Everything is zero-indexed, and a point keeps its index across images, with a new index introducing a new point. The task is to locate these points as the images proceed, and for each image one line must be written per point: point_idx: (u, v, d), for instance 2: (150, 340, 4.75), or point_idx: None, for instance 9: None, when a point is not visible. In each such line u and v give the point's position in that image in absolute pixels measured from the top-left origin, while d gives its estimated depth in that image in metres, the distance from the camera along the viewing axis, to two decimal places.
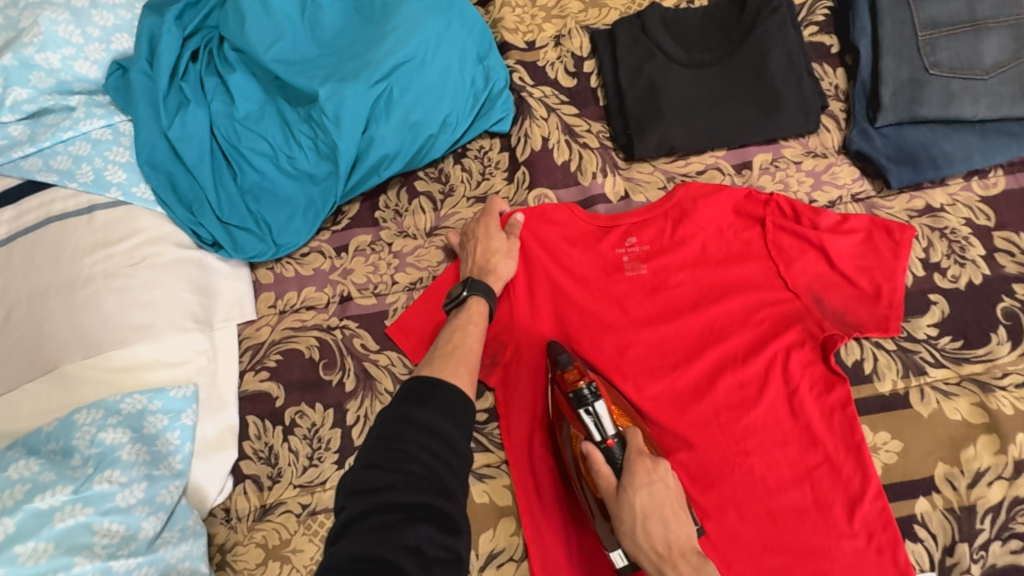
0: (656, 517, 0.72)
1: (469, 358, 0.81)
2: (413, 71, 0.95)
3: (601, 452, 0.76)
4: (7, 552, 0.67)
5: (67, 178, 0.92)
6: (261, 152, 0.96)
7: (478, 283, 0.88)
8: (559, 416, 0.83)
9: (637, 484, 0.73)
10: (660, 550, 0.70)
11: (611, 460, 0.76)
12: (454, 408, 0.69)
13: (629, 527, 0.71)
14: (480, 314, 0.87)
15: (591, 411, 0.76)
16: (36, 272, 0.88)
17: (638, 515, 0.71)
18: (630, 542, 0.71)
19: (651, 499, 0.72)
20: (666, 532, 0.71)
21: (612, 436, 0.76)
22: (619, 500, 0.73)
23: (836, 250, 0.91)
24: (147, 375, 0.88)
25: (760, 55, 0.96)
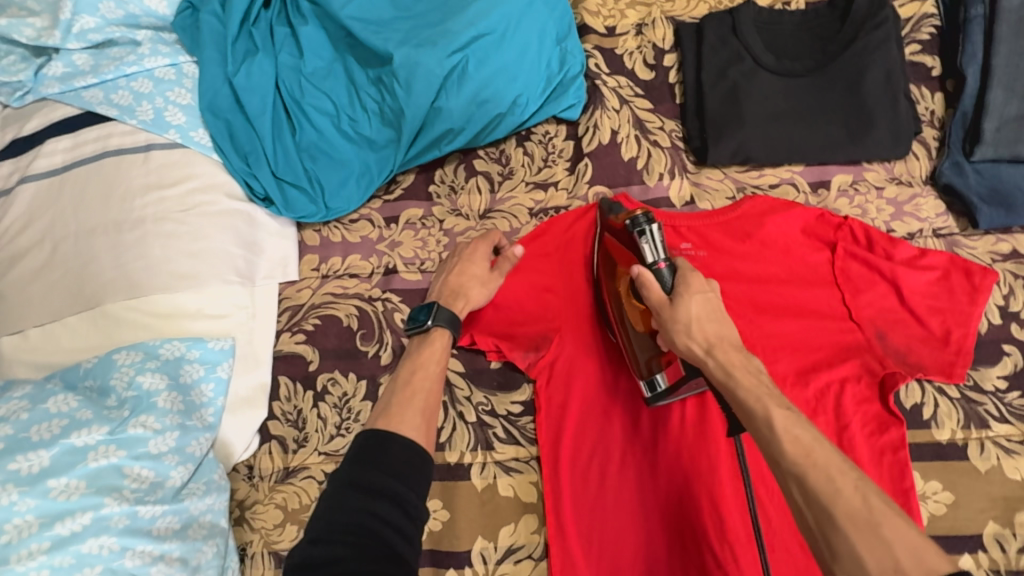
0: (710, 318, 0.72)
1: (429, 402, 0.77)
2: (491, 45, 0.91)
3: (652, 274, 0.76)
4: (40, 486, 0.67)
5: (127, 115, 0.90)
6: (323, 110, 0.94)
7: (444, 310, 0.84)
8: (610, 253, 0.87)
9: (693, 290, 0.73)
10: (711, 340, 0.70)
11: (662, 283, 0.75)
12: (412, 462, 0.68)
13: (683, 325, 0.71)
14: (444, 344, 0.84)
15: (644, 233, 0.78)
16: (86, 207, 0.87)
17: (693, 313, 0.71)
18: (681, 338, 0.72)
19: (706, 305, 0.72)
20: (720, 330, 0.71)
21: (662, 261, 0.77)
22: (674, 307, 0.72)
23: (909, 286, 0.87)
24: (188, 324, 0.86)
25: (855, 72, 0.91)
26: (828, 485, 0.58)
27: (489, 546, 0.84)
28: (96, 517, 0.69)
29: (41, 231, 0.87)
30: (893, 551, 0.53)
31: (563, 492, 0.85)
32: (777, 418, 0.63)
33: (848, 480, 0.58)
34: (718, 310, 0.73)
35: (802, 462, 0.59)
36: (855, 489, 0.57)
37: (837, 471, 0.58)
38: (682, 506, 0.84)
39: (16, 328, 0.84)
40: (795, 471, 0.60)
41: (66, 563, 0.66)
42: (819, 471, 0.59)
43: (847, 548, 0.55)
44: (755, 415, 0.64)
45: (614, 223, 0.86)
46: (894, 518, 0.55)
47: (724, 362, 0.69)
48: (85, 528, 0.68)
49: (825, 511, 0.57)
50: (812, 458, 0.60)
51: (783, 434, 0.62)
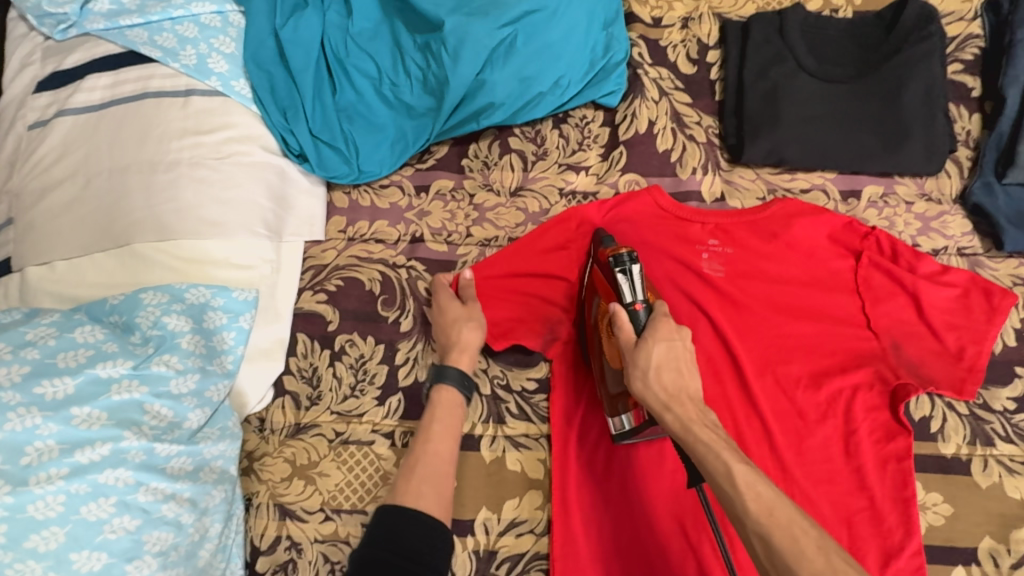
0: (669, 367, 0.73)
1: (437, 469, 0.75)
2: (541, 23, 0.92)
3: (627, 314, 0.77)
4: (64, 413, 0.68)
5: (169, 57, 0.90)
6: (366, 72, 0.94)
7: (450, 371, 0.82)
8: (593, 288, 0.86)
9: (659, 336, 0.74)
10: (669, 393, 0.71)
11: (635, 322, 0.77)
12: (428, 540, 0.66)
13: (640, 371, 0.73)
14: (451, 404, 0.81)
15: (624, 273, 0.80)
16: (121, 146, 0.87)
17: (652, 360, 0.73)
18: (639, 384, 0.73)
19: (667, 353, 0.73)
20: (677, 381, 0.72)
21: (640, 301, 0.79)
22: (637, 349, 0.74)
23: (929, 300, 0.88)
24: (214, 272, 0.87)
25: (897, 84, 0.92)
26: (794, 549, 0.59)
27: (492, 517, 0.86)
28: (115, 449, 0.69)
29: (74, 164, 0.87)
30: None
31: (570, 469, 0.86)
32: (738, 475, 0.64)
33: (810, 539, 0.60)
34: (679, 361, 0.73)
35: (766, 522, 0.61)
36: (816, 548, 0.59)
37: (800, 530, 0.61)
38: (686, 493, 0.85)
39: (44, 259, 0.84)
40: (758, 530, 0.62)
41: (82, 491, 0.67)
42: (782, 531, 0.61)
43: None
44: (716, 471, 0.66)
45: (602, 255, 0.86)
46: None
47: (681, 415, 0.69)
48: (103, 458, 0.69)
49: (789, 571, 0.59)
50: (774, 518, 0.62)
51: (746, 490, 0.63)
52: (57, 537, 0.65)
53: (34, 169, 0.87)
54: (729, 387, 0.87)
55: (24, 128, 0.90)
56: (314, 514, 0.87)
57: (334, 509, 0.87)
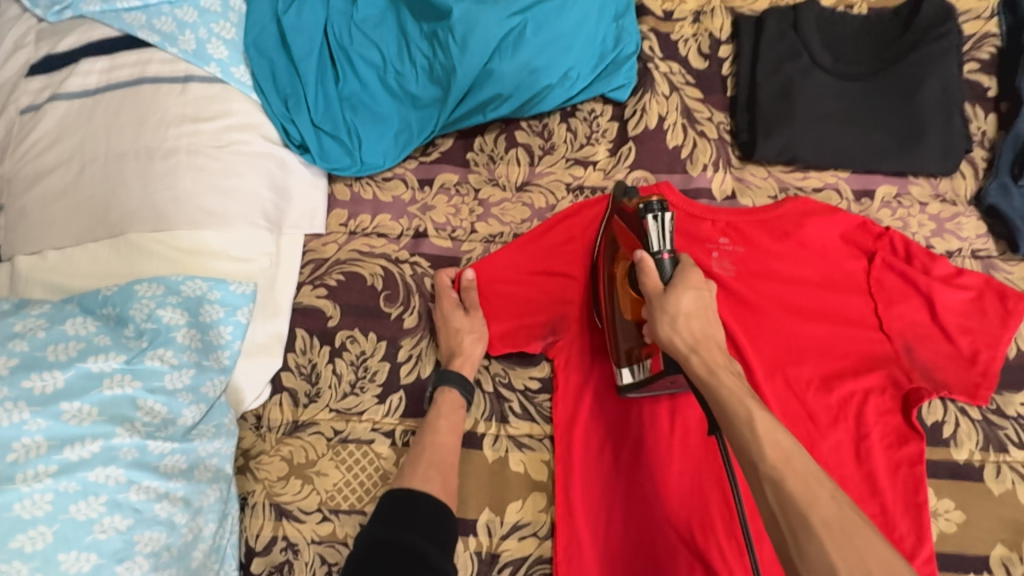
0: (698, 316, 0.70)
1: (444, 457, 0.81)
2: (551, 13, 0.89)
3: (653, 262, 0.74)
4: (53, 408, 0.65)
5: (168, 42, 0.87)
6: (370, 61, 0.92)
7: (451, 373, 0.85)
8: (615, 235, 0.83)
9: (688, 284, 0.71)
10: (696, 338, 0.69)
11: (661, 273, 0.74)
12: (433, 520, 0.74)
13: (669, 316, 0.70)
14: (455, 404, 0.85)
15: (655, 220, 0.76)
16: (116, 133, 0.84)
17: (682, 307, 0.70)
18: (666, 330, 0.70)
19: (697, 302, 0.71)
20: (705, 329, 0.70)
21: (666, 252, 0.75)
22: (666, 297, 0.71)
23: (943, 303, 0.86)
24: (211, 264, 0.84)
25: (914, 81, 0.90)
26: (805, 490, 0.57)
27: (495, 519, 0.83)
28: (106, 446, 0.67)
29: (68, 151, 0.84)
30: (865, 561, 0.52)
31: (575, 471, 0.84)
32: (760, 421, 0.61)
33: (824, 489, 0.57)
34: (707, 310, 0.71)
35: (781, 468, 0.59)
36: (831, 498, 0.57)
37: (817, 481, 0.58)
38: (694, 498, 0.83)
39: (35, 248, 0.81)
40: (771, 476, 0.59)
41: (71, 489, 0.65)
42: (797, 479, 0.58)
43: (819, 555, 0.53)
44: (736, 415, 0.63)
45: (627, 207, 0.82)
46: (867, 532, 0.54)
47: (707, 361, 0.67)
48: (93, 456, 0.66)
49: (802, 515, 0.56)
50: (790, 465, 0.59)
51: (765, 438, 0.60)
52: (44, 537, 0.62)
53: (26, 156, 0.85)
54: None
55: (16, 112, 0.87)
56: (311, 514, 0.84)
57: (333, 509, 0.85)
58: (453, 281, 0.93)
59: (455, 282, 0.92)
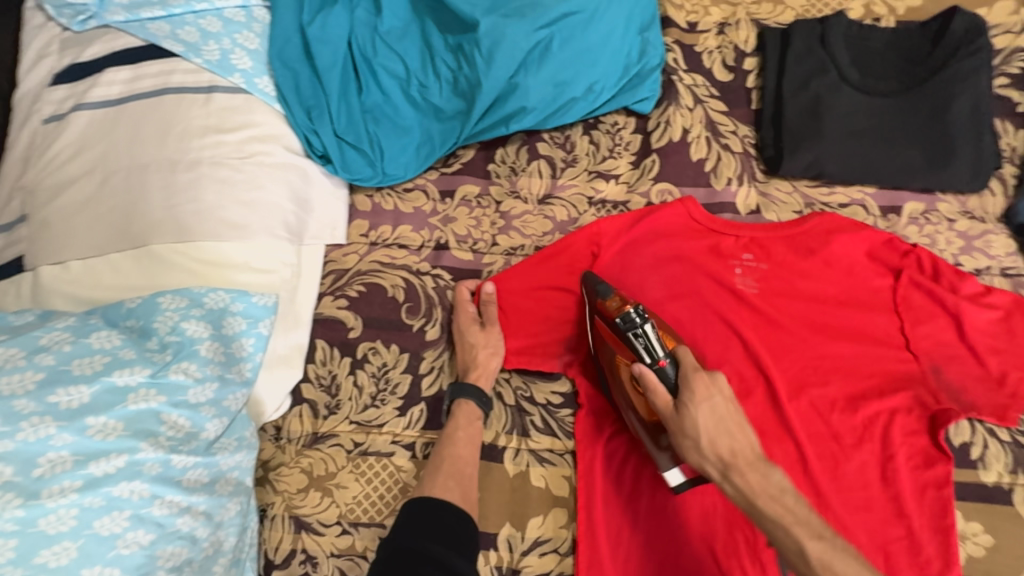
0: (719, 430, 0.70)
1: (462, 469, 0.80)
2: (578, 26, 0.89)
3: (654, 373, 0.74)
4: (79, 422, 0.65)
5: (192, 52, 0.87)
6: (393, 73, 0.91)
7: (468, 385, 0.85)
8: (605, 342, 0.82)
9: (697, 397, 0.71)
10: (726, 461, 0.68)
11: (664, 381, 0.74)
12: (454, 529, 0.74)
13: (690, 438, 0.70)
14: (471, 417, 0.84)
15: (640, 333, 0.75)
16: (140, 143, 0.84)
17: (701, 429, 0.69)
18: (693, 455, 0.70)
19: (713, 415, 0.70)
20: (732, 446, 0.69)
21: (664, 358, 0.75)
22: (679, 416, 0.71)
23: (971, 322, 0.85)
24: (233, 275, 0.84)
25: (943, 98, 0.89)
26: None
27: (516, 535, 0.83)
28: (131, 461, 0.67)
29: (91, 161, 0.84)
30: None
31: (596, 490, 0.83)
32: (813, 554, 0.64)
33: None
34: (727, 424, 0.70)
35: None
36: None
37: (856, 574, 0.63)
38: (718, 518, 0.81)
39: (58, 259, 0.81)
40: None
41: (95, 504, 0.64)
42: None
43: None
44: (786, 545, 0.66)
45: (605, 310, 0.80)
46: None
47: (742, 487, 0.68)
48: (118, 471, 0.66)
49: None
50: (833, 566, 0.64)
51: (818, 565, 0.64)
52: (68, 553, 0.62)
53: (49, 165, 0.84)
54: (761, 410, 0.84)
55: (40, 122, 0.87)
56: (330, 527, 0.84)
57: (352, 523, 0.84)
58: (472, 293, 0.92)
59: (475, 293, 0.92)
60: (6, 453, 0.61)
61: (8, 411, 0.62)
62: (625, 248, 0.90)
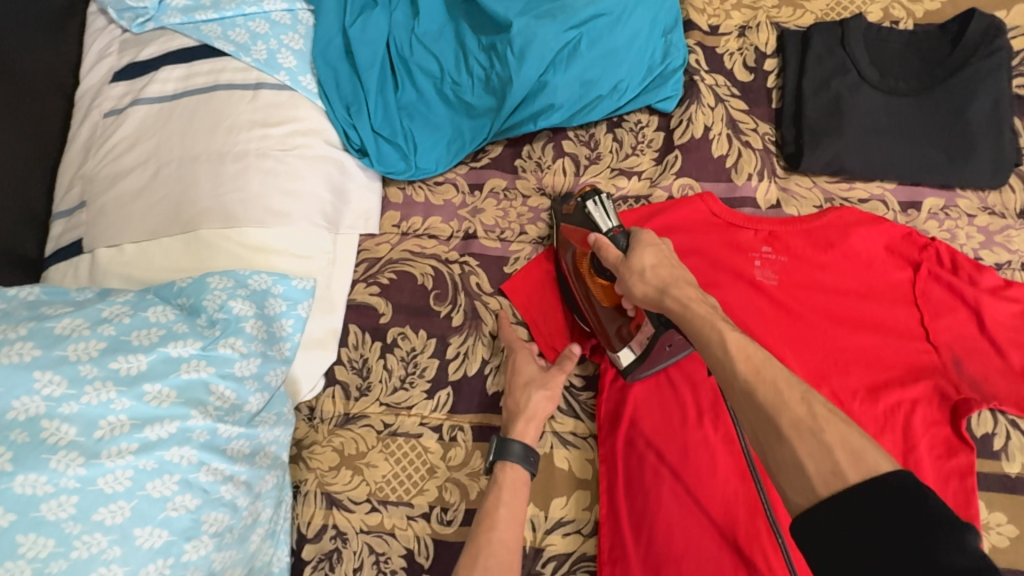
0: (664, 265, 0.75)
1: (501, 558, 0.74)
2: (605, 27, 0.93)
3: (608, 240, 0.81)
4: (137, 389, 0.69)
5: (242, 52, 0.93)
6: (428, 72, 0.97)
7: (513, 449, 0.81)
8: (565, 240, 0.91)
9: (644, 243, 0.78)
10: (664, 281, 0.73)
11: (617, 245, 0.81)
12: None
13: (637, 273, 0.75)
14: (517, 485, 0.81)
15: (597, 206, 0.85)
16: (192, 136, 0.89)
17: (646, 262, 0.75)
18: (637, 284, 0.75)
19: (658, 255, 0.76)
20: (672, 273, 0.74)
21: (617, 229, 0.83)
22: (628, 260, 0.77)
23: (992, 315, 0.86)
24: (275, 260, 0.88)
25: (962, 97, 0.91)
26: (775, 398, 0.57)
27: (540, 515, 0.85)
28: (182, 427, 0.71)
29: (146, 153, 0.89)
30: (833, 454, 0.52)
31: (620, 472, 0.85)
32: (730, 341, 0.62)
33: (794, 391, 0.57)
34: (669, 260, 0.76)
35: (752, 379, 0.59)
36: (800, 399, 0.57)
37: (784, 382, 0.58)
38: (741, 505, 0.82)
39: (114, 242, 0.87)
40: (744, 388, 0.59)
41: (148, 467, 0.68)
42: (767, 386, 0.58)
43: (791, 456, 0.54)
44: (708, 338, 0.64)
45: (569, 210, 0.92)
46: (838, 423, 0.54)
47: (680, 297, 0.70)
48: (170, 436, 0.70)
49: (771, 420, 0.56)
50: (761, 376, 0.59)
51: (737, 353, 0.61)
52: (123, 512, 0.66)
53: (109, 155, 0.91)
54: None
55: (100, 116, 0.94)
56: (360, 504, 0.87)
57: (381, 501, 0.87)
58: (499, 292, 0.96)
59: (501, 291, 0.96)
60: (71, 415, 0.66)
61: (74, 375, 0.67)
62: None
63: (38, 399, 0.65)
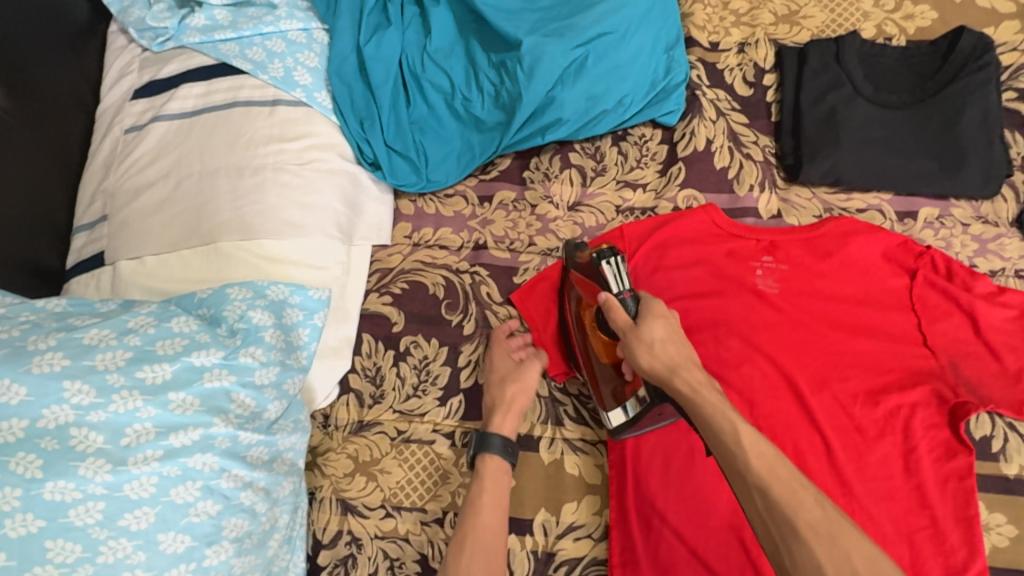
0: (673, 342, 0.77)
1: (486, 543, 0.79)
2: (611, 45, 0.97)
3: (618, 301, 0.81)
4: (162, 397, 0.71)
5: (259, 69, 0.96)
6: (439, 88, 1.00)
7: (495, 440, 0.85)
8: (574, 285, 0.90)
9: (656, 315, 0.79)
10: (672, 363, 0.74)
11: (626, 310, 0.81)
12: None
13: (646, 345, 0.76)
14: (497, 474, 0.84)
15: (611, 265, 0.84)
16: (211, 151, 0.92)
17: (657, 335, 0.77)
18: (646, 358, 0.76)
19: (668, 329, 0.77)
20: (680, 351, 0.76)
21: (627, 291, 0.83)
22: (640, 332, 0.77)
23: (987, 320, 0.88)
24: (292, 271, 0.91)
25: (953, 110, 0.95)
26: (788, 492, 0.61)
27: (551, 519, 0.87)
28: (205, 435, 0.73)
29: (167, 167, 0.92)
30: (848, 556, 0.57)
31: (628, 479, 0.87)
32: (744, 433, 0.65)
33: (808, 491, 0.61)
34: (678, 335, 0.78)
35: (767, 476, 0.62)
36: (814, 499, 0.61)
37: (799, 484, 0.62)
38: None
39: (135, 254, 0.89)
40: (757, 482, 0.62)
41: (172, 473, 0.70)
42: (783, 485, 0.61)
43: (808, 555, 0.58)
44: (722, 429, 0.66)
45: (582, 258, 0.89)
46: (849, 529, 0.59)
47: (690, 381, 0.72)
48: (193, 443, 0.72)
49: (788, 520, 0.59)
50: (774, 472, 0.62)
51: (750, 448, 0.64)
52: (148, 517, 0.68)
53: (130, 169, 0.93)
54: (786, 405, 0.87)
55: (121, 131, 0.96)
56: (374, 510, 0.89)
57: (395, 506, 0.89)
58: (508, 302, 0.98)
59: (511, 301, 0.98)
60: (99, 422, 0.68)
61: (102, 384, 0.69)
62: (651, 249, 0.96)
63: (67, 407, 0.67)
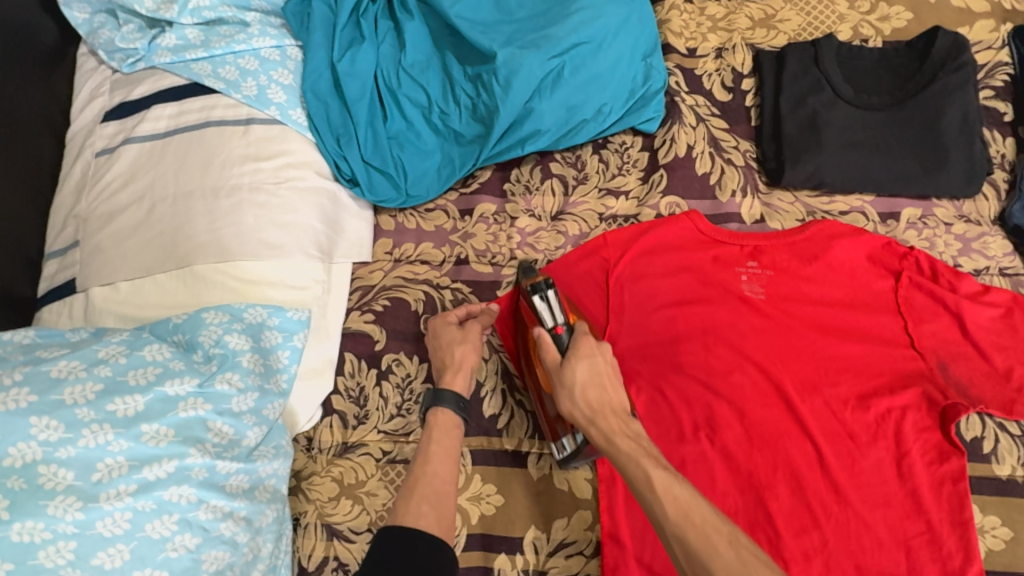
0: (594, 384, 0.73)
1: (437, 488, 0.74)
2: (587, 54, 0.96)
3: (550, 338, 0.77)
4: (134, 429, 0.69)
5: (232, 89, 0.95)
6: (416, 102, 0.99)
7: (447, 395, 0.82)
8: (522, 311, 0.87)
9: (580, 355, 0.74)
10: (593, 409, 0.71)
11: (558, 346, 0.77)
12: (429, 559, 0.67)
13: (567, 390, 0.73)
14: (447, 426, 0.81)
15: (542, 298, 0.80)
16: (185, 173, 0.90)
17: (578, 378, 0.73)
18: (566, 403, 0.73)
19: (591, 371, 0.73)
20: (602, 397, 0.72)
21: (561, 325, 0.78)
22: (562, 373, 0.74)
23: (973, 320, 0.88)
24: (270, 292, 0.89)
25: (933, 110, 0.95)
26: (705, 543, 0.60)
27: (541, 537, 0.85)
28: (180, 466, 0.70)
29: (139, 191, 0.90)
30: None
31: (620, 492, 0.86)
32: (656, 480, 0.64)
33: (724, 538, 0.60)
34: (603, 377, 0.73)
35: (681, 524, 0.61)
36: (728, 544, 0.59)
37: (714, 529, 0.61)
38: (740, 518, 0.81)
39: (108, 280, 0.87)
40: (675, 533, 0.61)
41: (147, 508, 0.68)
42: (697, 531, 0.60)
43: None
44: (636, 478, 0.65)
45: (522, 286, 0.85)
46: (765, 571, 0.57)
47: (605, 431, 0.70)
48: (168, 476, 0.70)
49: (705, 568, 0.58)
50: (689, 519, 0.61)
51: (664, 495, 0.63)
52: (122, 554, 0.65)
53: (102, 194, 0.91)
54: (776, 412, 0.86)
55: (92, 155, 0.95)
56: (361, 534, 0.86)
57: None
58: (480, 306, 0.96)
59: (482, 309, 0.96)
60: (68, 458, 0.66)
61: (72, 419, 0.67)
62: (636, 255, 0.95)
63: (34, 444, 0.65)
